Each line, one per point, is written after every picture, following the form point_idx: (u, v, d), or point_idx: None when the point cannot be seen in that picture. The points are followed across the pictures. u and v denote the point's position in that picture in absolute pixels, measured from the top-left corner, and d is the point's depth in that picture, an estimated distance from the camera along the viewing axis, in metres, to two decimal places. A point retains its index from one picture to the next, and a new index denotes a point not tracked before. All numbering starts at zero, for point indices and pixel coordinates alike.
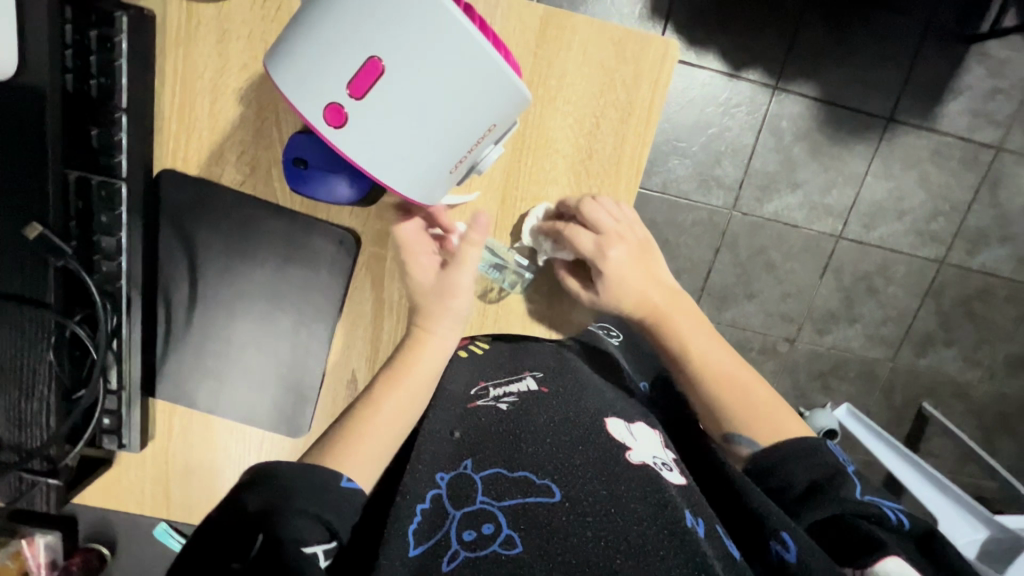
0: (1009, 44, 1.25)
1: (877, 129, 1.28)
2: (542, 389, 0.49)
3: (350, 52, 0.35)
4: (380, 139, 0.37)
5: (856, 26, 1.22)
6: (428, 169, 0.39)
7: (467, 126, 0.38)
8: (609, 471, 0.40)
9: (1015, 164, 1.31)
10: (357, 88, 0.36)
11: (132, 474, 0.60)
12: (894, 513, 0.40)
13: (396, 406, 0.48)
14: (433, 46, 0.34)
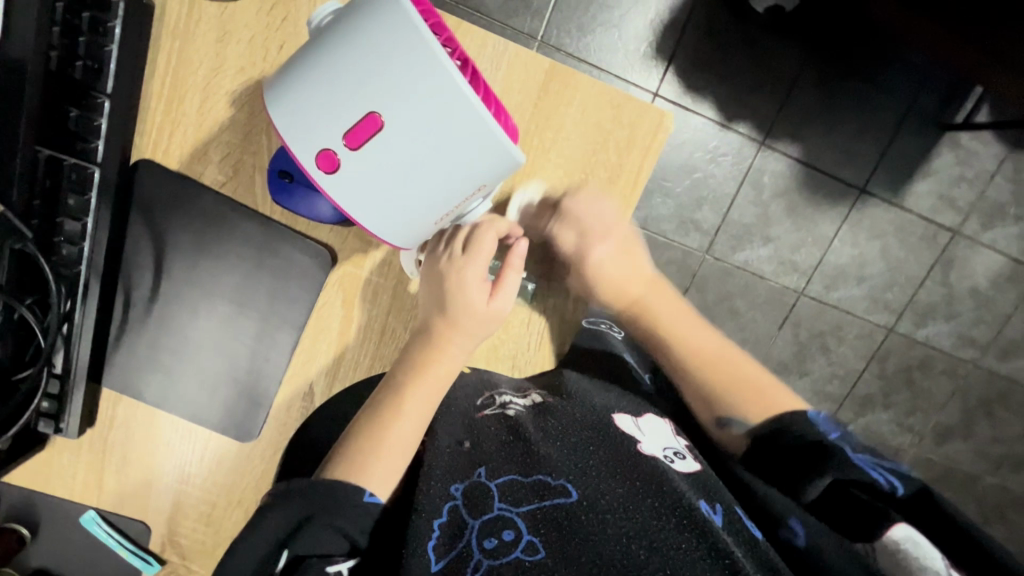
0: (979, 137, 1.33)
1: (850, 198, 1.34)
2: (546, 400, 0.55)
3: (351, 103, 0.35)
4: (371, 187, 0.38)
5: (843, 97, 1.27)
6: (414, 220, 0.40)
7: (459, 186, 0.38)
8: (622, 469, 0.48)
9: (969, 249, 1.39)
10: (353, 138, 0.36)
11: (66, 458, 0.59)
12: (885, 476, 0.44)
13: (420, 408, 0.50)
14: (433, 111, 0.35)
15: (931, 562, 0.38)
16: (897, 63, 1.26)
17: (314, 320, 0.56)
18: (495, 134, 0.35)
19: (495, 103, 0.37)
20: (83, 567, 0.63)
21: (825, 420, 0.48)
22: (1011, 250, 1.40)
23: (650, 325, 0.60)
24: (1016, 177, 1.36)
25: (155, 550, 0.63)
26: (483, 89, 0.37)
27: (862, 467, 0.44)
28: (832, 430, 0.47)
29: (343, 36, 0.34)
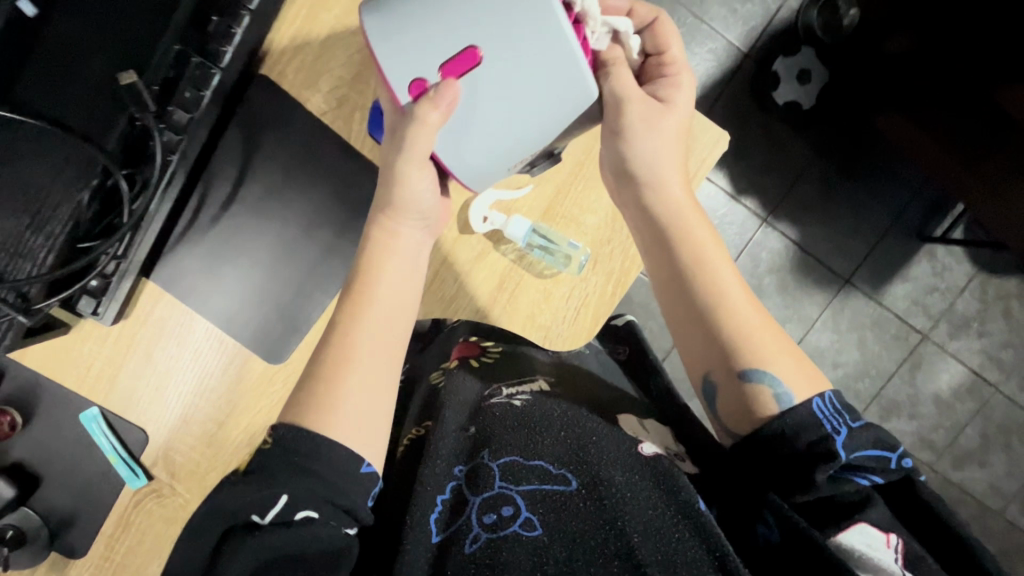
0: (954, 254, 1.47)
1: (835, 286, 1.45)
2: (549, 392, 0.56)
3: (457, 38, 0.44)
4: (472, 112, 0.47)
5: (841, 194, 1.41)
6: (492, 147, 0.49)
7: (536, 119, 0.47)
8: (620, 457, 0.49)
9: (935, 355, 1.49)
10: (456, 71, 0.45)
11: (86, 348, 0.58)
12: (868, 479, 0.44)
13: (372, 363, 0.47)
14: (529, 38, 0.44)
15: (884, 557, 0.42)
16: (889, 174, 1.41)
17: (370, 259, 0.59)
18: (581, 60, 0.44)
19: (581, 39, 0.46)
20: (65, 469, 0.61)
21: (829, 409, 0.44)
22: (973, 363, 1.50)
23: (696, 258, 0.50)
24: (982, 297, 1.48)
25: (145, 463, 0.62)
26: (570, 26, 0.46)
27: (846, 471, 0.43)
28: (840, 426, 0.44)
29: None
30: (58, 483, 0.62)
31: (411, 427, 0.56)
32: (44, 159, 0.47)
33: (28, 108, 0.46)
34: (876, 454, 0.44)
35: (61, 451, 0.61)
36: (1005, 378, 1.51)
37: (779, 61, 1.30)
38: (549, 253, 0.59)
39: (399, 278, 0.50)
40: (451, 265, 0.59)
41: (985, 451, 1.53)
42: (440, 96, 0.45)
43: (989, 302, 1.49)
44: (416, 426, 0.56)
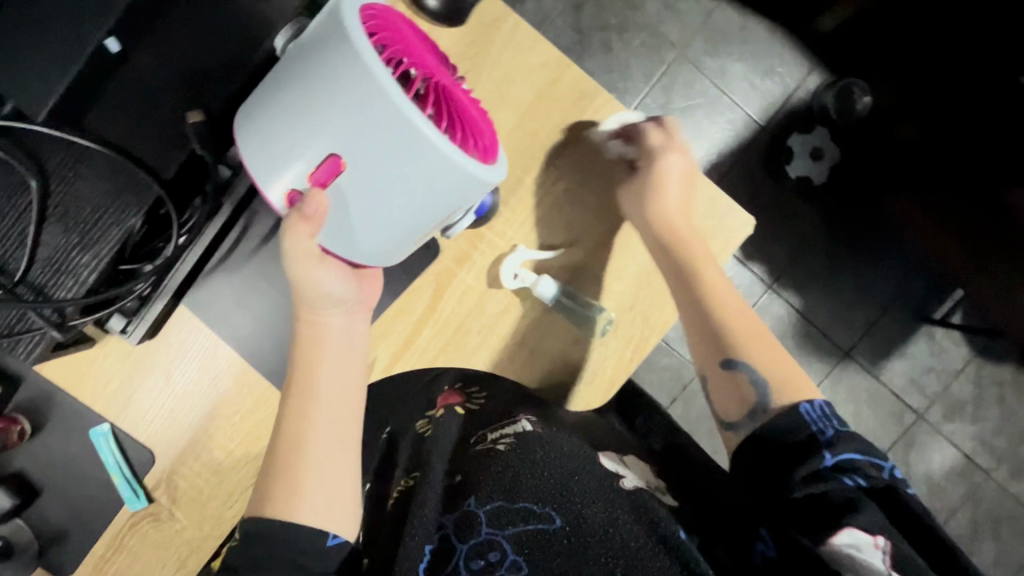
0: (952, 336, 1.49)
1: (835, 357, 1.46)
2: (537, 429, 0.55)
3: (319, 144, 0.41)
4: (349, 209, 0.44)
5: (846, 267, 1.44)
6: (390, 236, 0.46)
7: (428, 203, 0.43)
8: (606, 496, 0.50)
9: (929, 434, 1.50)
10: (320, 179, 0.42)
11: (107, 365, 0.59)
12: (855, 478, 0.43)
13: (324, 448, 0.50)
14: (387, 141, 0.39)
15: (872, 562, 0.41)
16: (894, 254, 1.45)
17: (398, 304, 0.59)
18: (437, 137, 0.39)
19: (456, 125, 0.42)
20: (66, 484, 0.61)
21: (817, 413, 0.46)
22: (965, 447, 1.51)
23: (693, 270, 0.54)
24: (977, 381, 1.50)
25: (147, 485, 0.61)
26: (441, 111, 0.41)
27: (831, 467, 0.44)
28: (825, 427, 0.46)
29: (309, 82, 0.40)
30: (56, 498, 0.61)
31: (401, 477, 0.57)
32: (101, 183, 0.50)
33: (97, 135, 0.48)
34: (857, 456, 0.44)
35: (65, 466, 0.60)
36: (995, 464, 1.52)
37: (795, 137, 1.36)
38: (572, 314, 0.59)
39: (335, 369, 0.52)
40: (476, 319, 0.60)
41: (975, 537, 1.51)
42: (310, 210, 0.42)
43: (983, 387, 1.50)
44: (405, 477, 0.56)
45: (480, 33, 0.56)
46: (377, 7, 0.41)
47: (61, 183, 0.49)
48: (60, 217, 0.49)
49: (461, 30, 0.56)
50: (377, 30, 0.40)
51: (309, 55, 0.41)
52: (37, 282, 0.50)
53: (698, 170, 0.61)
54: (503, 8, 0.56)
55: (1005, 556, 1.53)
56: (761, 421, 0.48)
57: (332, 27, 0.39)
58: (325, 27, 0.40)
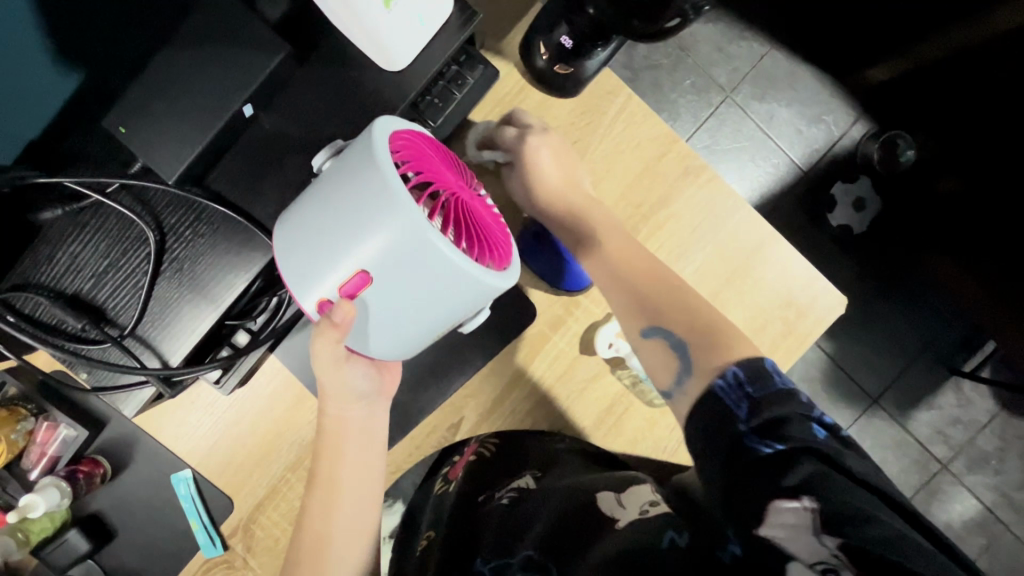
0: (978, 392, 1.35)
1: (861, 405, 1.34)
2: (535, 489, 0.52)
3: (341, 258, 0.39)
4: (376, 322, 0.41)
5: (887, 308, 1.34)
6: (414, 341, 0.44)
7: (455, 314, 0.42)
8: (588, 531, 0.44)
9: (954, 485, 1.35)
10: (348, 291, 0.39)
11: (195, 415, 0.59)
12: (770, 444, 0.37)
13: (346, 528, 0.52)
14: (409, 260, 0.38)
15: (801, 531, 0.33)
16: (921, 303, 1.34)
17: (491, 366, 0.60)
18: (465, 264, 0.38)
19: (476, 240, 0.41)
20: (142, 526, 0.60)
21: (731, 387, 0.40)
22: (986, 499, 1.35)
23: (594, 241, 0.53)
24: (1002, 437, 1.35)
25: (224, 533, 0.61)
26: (461, 226, 0.41)
27: (750, 433, 0.37)
28: (740, 402, 0.39)
29: (335, 198, 0.39)
30: (132, 540, 0.60)
31: (425, 530, 0.57)
32: (218, 241, 0.49)
33: (217, 193, 0.48)
34: (783, 408, 0.38)
35: (144, 507, 0.60)
36: (1018, 519, 1.35)
37: (838, 185, 1.30)
38: None
39: (357, 466, 0.52)
40: (564, 385, 0.60)
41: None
42: (339, 318, 0.40)
43: (1010, 441, 1.35)
44: (427, 532, 0.56)
45: (590, 105, 0.57)
46: (406, 134, 0.41)
47: (178, 240, 0.49)
48: (175, 272, 0.49)
49: (573, 100, 0.57)
50: (403, 152, 0.40)
51: (334, 174, 0.40)
52: (146, 334, 0.50)
53: (794, 249, 0.60)
54: (616, 82, 0.57)
55: None
56: (688, 393, 0.44)
57: (359, 151, 0.39)
58: (351, 151, 0.40)
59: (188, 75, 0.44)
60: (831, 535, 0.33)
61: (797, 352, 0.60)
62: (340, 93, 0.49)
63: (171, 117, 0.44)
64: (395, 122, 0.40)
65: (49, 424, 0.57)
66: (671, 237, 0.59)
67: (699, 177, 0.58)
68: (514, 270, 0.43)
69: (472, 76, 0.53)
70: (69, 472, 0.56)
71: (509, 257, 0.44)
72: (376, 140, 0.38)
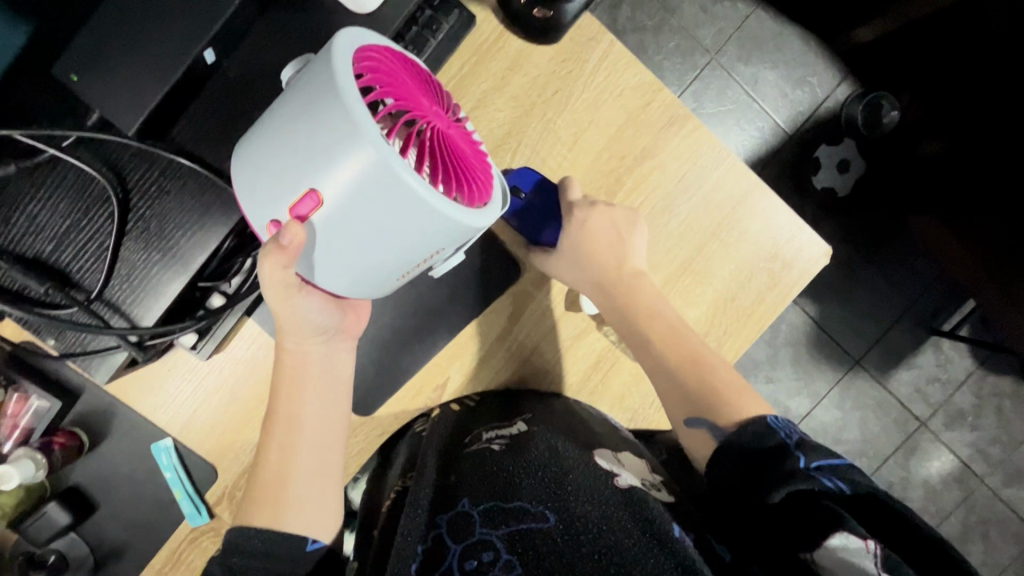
0: (958, 350, 1.37)
1: (845, 364, 1.35)
2: (530, 433, 0.51)
3: (296, 177, 0.37)
4: (329, 250, 0.39)
5: (869, 267, 1.34)
6: (372, 276, 0.41)
7: (413, 250, 0.39)
8: (599, 492, 0.44)
9: (932, 443, 1.37)
10: (299, 213, 0.37)
11: (172, 385, 0.57)
12: (831, 480, 0.40)
13: (306, 470, 0.51)
14: (363, 185, 0.35)
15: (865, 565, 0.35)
16: (903, 263, 1.34)
17: (476, 325, 0.59)
18: (421, 193, 0.35)
19: (451, 173, 0.38)
20: (127, 497, 0.59)
21: (781, 423, 0.46)
22: (963, 453, 1.37)
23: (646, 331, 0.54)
24: (978, 392, 1.37)
25: (209, 501, 0.59)
26: (434, 156, 0.37)
27: (810, 470, 0.40)
28: (792, 437, 0.44)
29: (292, 115, 0.36)
30: (115, 512, 0.59)
31: (394, 479, 0.54)
32: (186, 199, 0.47)
33: (182, 147, 0.46)
34: (837, 462, 0.41)
35: (125, 477, 0.59)
36: (992, 472, 1.38)
37: (823, 147, 1.26)
38: None
39: (314, 405, 0.52)
40: (551, 342, 0.60)
41: (964, 541, 1.38)
42: (287, 241, 0.37)
43: (985, 398, 1.37)
44: (399, 479, 0.53)
45: (571, 52, 0.55)
46: (374, 48, 0.37)
47: (143, 198, 0.47)
48: (141, 231, 0.47)
49: (552, 47, 0.55)
50: (368, 67, 0.36)
51: (294, 90, 0.37)
52: (114, 297, 0.48)
53: (778, 197, 0.59)
54: (598, 27, 0.55)
55: (994, 559, 1.40)
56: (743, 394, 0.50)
57: (319, 63, 0.36)
58: (312, 64, 0.37)
59: (149, 19, 0.41)
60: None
61: (782, 304, 0.60)
62: (311, 38, 0.46)
63: (122, 60, 0.41)
64: (363, 34, 0.36)
65: (19, 396, 0.55)
66: (649, 188, 0.58)
67: (682, 127, 0.57)
68: (490, 210, 0.40)
69: (448, 21, 0.51)
70: (43, 444, 0.55)
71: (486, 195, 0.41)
72: (336, 50, 0.35)
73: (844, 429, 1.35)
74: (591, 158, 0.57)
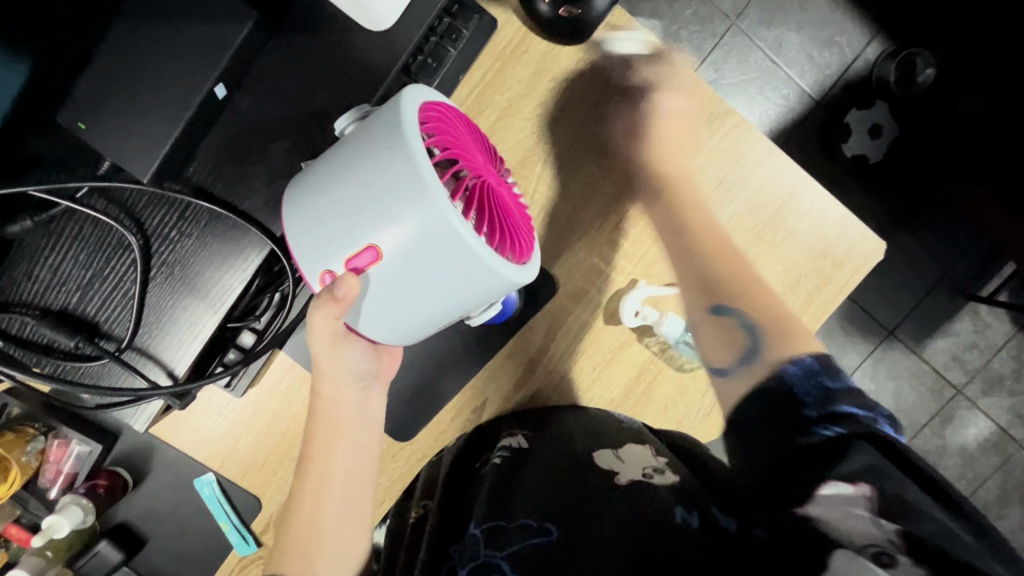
0: (997, 315, 1.31)
1: (878, 336, 1.31)
2: (529, 446, 0.53)
3: (353, 231, 0.35)
4: (380, 304, 0.38)
5: (905, 234, 1.27)
6: (417, 330, 0.40)
7: (462, 309, 0.38)
8: (595, 501, 0.46)
9: (970, 411, 1.33)
10: (356, 266, 0.35)
11: (209, 422, 0.56)
12: (827, 429, 0.38)
13: (338, 509, 0.51)
14: (425, 246, 0.34)
15: (858, 513, 0.36)
16: (942, 229, 1.27)
17: (512, 344, 0.57)
18: (484, 259, 0.34)
19: (501, 233, 0.36)
20: (172, 532, 0.59)
21: (804, 379, 0.41)
22: (1000, 419, 1.34)
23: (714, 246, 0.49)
24: (1019, 358, 1.33)
25: (256, 530, 0.59)
26: (488, 220, 0.36)
27: (815, 418, 0.39)
28: (810, 392, 0.40)
29: (351, 168, 0.35)
30: (162, 546, 0.60)
31: (415, 503, 0.59)
32: (208, 241, 0.45)
33: (200, 189, 0.44)
34: (854, 410, 0.39)
35: (168, 512, 0.59)
36: None
37: (854, 113, 1.18)
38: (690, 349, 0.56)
39: (349, 451, 0.51)
40: (589, 357, 0.57)
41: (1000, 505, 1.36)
42: (342, 293, 0.36)
43: None
44: (419, 505, 0.58)
45: (599, 51, 0.51)
46: (437, 104, 0.36)
47: (164, 242, 0.45)
48: (166, 277, 0.45)
49: (579, 46, 0.51)
50: (432, 126, 0.35)
51: (356, 138, 0.35)
52: (145, 345, 0.47)
53: (825, 191, 0.55)
54: (628, 21, 0.51)
55: None
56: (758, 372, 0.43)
57: (384, 115, 0.34)
58: (376, 117, 0.35)
59: (154, 55, 0.39)
60: (885, 520, 0.35)
61: (833, 303, 0.57)
62: (324, 61, 0.43)
63: (131, 105, 0.39)
64: (427, 90, 0.36)
65: (60, 442, 0.55)
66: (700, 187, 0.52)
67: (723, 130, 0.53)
68: (535, 266, 0.38)
69: (468, 27, 0.47)
70: (89, 488, 0.55)
71: (531, 251, 0.39)
72: (404, 107, 0.33)
73: (879, 402, 1.31)
74: (624, 164, 0.54)
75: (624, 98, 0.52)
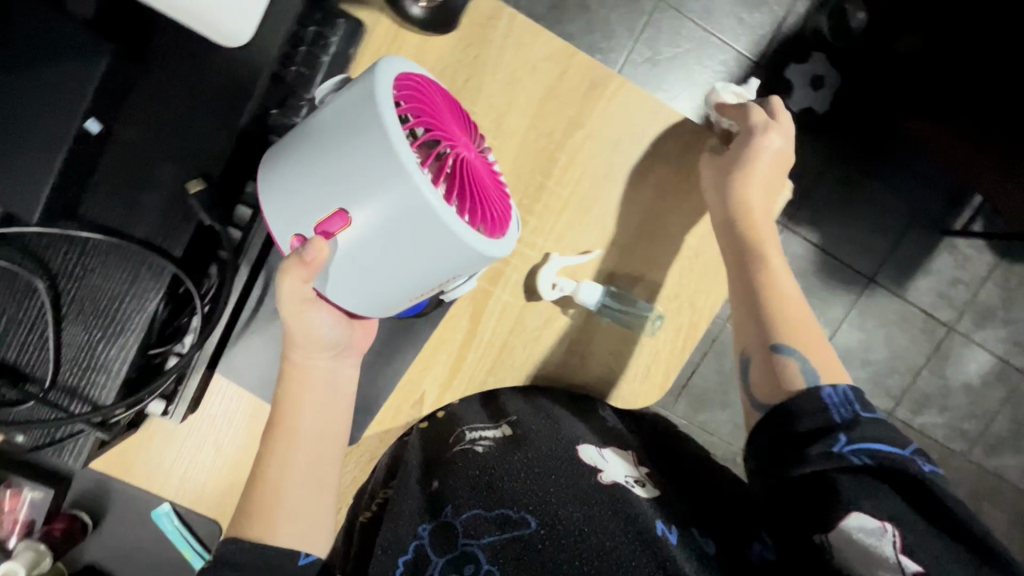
0: (975, 246, 1.29)
1: (859, 285, 1.28)
2: (514, 436, 0.52)
3: (327, 196, 0.37)
4: (352, 269, 0.39)
5: (866, 179, 1.26)
6: (389, 297, 0.42)
7: (432, 278, 0.39)
8: (579, 494, 0.46)
9: (966, 346, 1.31)
10: (326, 230, 0.37)
11: (155, 454, 0.57)
12: (860, 456, 0.40)
13: (301, 479, 0.50)
14: (393, 211, 0.35)
15: (883, 547, 0.37)
16: (908, 168, 1.26)
17: (439, 333, 0.57)
18: (452, 225, 0.35)
19: (472, 203, 0.37)
20: None
21: (840, 397, 0.43)
22: (998, 349, 1.32)
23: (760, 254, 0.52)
24: (1005, 286, 1.31)
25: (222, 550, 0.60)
26: (459, 189, 0.37)
27: (847, 443, 0.40)
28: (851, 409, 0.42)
29: (324, 136, 0.37)
30: None
31: (380, 487, 0.54)
32: (112, 272, 0.47)
33: (96, 224, 0.45)
34: (883, 445, 0.40)
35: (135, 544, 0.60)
36: None
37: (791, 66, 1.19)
38: (618, 315, 0.58)
39: (314, 416, 0.51)
40: (519, 336, 0.58)
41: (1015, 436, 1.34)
42: (310, 257, 0.37)
43: (1013, 290, 1.31)
44: (382, 489, 0.54)
45: (473, 36, 0.52)
46: (415, 75, 0.38)
47: (71, 280, 0.47)
48: (78, 312, 0.47)
49: (452, 35, 0.52)
50: (408, 95, 0.37)
51: (329, 107, 0.37)
52: (68, 383, 0.47)
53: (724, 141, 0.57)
54: (494, 5, 0.52)
55: None
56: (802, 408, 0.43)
57: (358, 84, 0.36)
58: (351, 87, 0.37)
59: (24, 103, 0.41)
60: (909, 561, 0.37)
61: None
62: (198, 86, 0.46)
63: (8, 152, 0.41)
64: (404, 63, 0.37)
65: (12, 492, 0.55)
66: (762, 197, 0.53)
67: (756, 161, 0.53)
68: (507, 240, 0.40)
69: (336, 34, 0.49)
70: (45, 532, 0.58)
71: (502, 225, 0.40)
72: (379, 75, 0.35)
73: (871, 350, 1.29)
74: (519, 142, 0.55)
75: (507, 77, 0.53)
